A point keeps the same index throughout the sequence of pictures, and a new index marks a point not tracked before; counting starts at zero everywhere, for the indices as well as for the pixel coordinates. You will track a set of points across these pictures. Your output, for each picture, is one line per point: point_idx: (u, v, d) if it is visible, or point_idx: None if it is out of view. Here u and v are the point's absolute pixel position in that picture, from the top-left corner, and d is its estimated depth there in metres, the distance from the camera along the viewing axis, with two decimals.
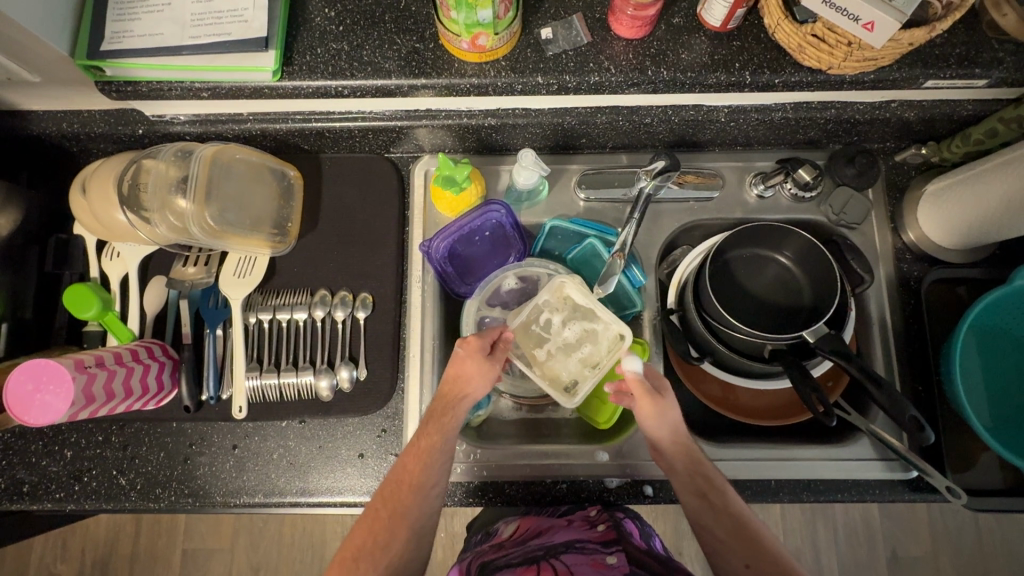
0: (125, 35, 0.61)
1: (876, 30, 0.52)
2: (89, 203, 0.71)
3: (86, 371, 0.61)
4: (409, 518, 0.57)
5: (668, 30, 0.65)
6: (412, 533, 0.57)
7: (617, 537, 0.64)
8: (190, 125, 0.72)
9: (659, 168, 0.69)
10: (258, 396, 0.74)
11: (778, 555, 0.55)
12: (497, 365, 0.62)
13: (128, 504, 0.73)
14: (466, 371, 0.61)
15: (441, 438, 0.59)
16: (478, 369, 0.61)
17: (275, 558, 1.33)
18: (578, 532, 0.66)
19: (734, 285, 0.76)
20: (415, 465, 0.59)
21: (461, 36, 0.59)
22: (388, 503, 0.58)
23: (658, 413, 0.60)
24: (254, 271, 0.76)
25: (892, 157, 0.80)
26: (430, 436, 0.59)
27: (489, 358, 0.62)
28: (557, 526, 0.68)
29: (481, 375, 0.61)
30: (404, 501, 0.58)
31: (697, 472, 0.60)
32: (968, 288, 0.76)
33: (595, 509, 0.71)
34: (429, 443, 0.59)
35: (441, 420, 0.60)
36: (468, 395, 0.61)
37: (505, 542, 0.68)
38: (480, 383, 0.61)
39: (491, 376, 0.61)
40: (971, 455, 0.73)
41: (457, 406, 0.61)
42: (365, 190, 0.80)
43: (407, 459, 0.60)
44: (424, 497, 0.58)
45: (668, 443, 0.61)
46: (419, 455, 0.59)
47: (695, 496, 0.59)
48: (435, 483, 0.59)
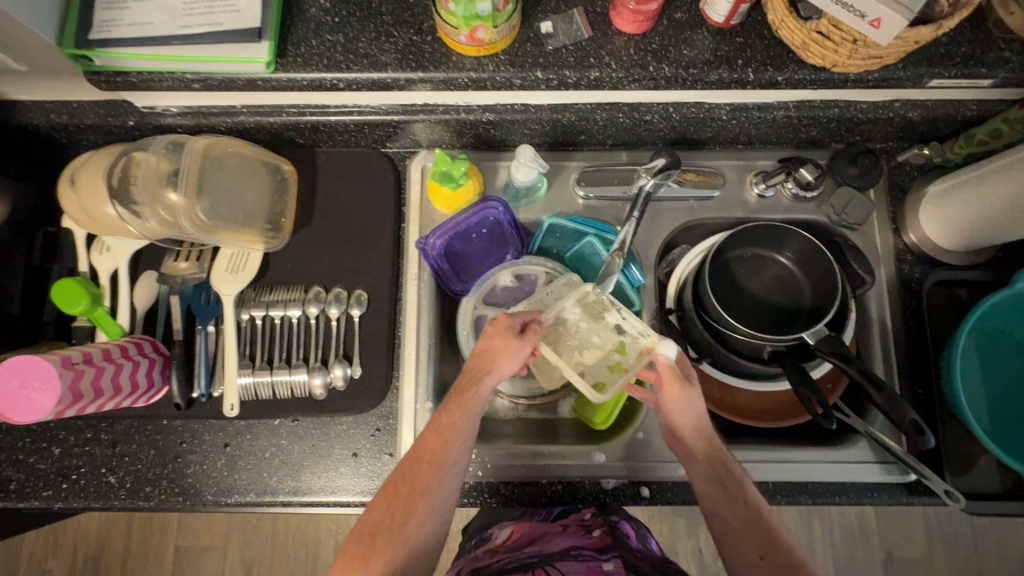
0: (115, 24, 0.60)
1: (882, 27, 0.51)
2: (78, 196, 0.69)
3: (73, 368, 0.60)
4: (428, 496, 0.57)
5: (670, 25, 0.64)
6: (434, 511, 0.57)
7: (613, 542, 0.63)
8: (182, 117, 0.71)
9: (660, 166, 0.68)
10: (250, 394, 0.73)
11: (794, 550, 0.54)
12: (525, 344, 0.59)
13: (117, 503, 0.72)
14: (493, 347, 0.60)
15: (463, 413, 0.59)
16: (505, 347, 0.59)
17: (269, 555, 1.32)
18: (574, 539, 0.65)
19: (734, 285, 0.75)
20: (437, 442, 0.58)
21: (459, 29, 0.58)
22: (407, 481, 0.58)
23: (682, 403, 0.58)
24: (246, 267, 0.75)
25: (894, 158, 0.79)
26: (452, 413, 0.59)
27: (519, 336, 0.60)
28: (552, 532, 0.67)
29: (508, 352, 0.59)
30: (423, 477, 0.58)
31: (716, 463, 0.59)
32: (969, 290, 0.76)
33: (590, 513, 0.70)
34: (451, 420, 0.59)
35: (464, 396, 0.59)
36: (494, 373, 0.59)
37: (500, 548, 0.67)
38: (508, 361, 0.59)
39: (520, 354, 0.59)
40: (970, 458, 0.73)
41: (483, 384, 0.59)
42: (361, 185, 0.79)
43: (428, 435, 0.59)
44: (443, 476, 0.58)
45: (688, 433, 0.60)
46: (444, 428, 0.59)
47: (712, 485, 0.59)
48: (456, 464, 0.58)
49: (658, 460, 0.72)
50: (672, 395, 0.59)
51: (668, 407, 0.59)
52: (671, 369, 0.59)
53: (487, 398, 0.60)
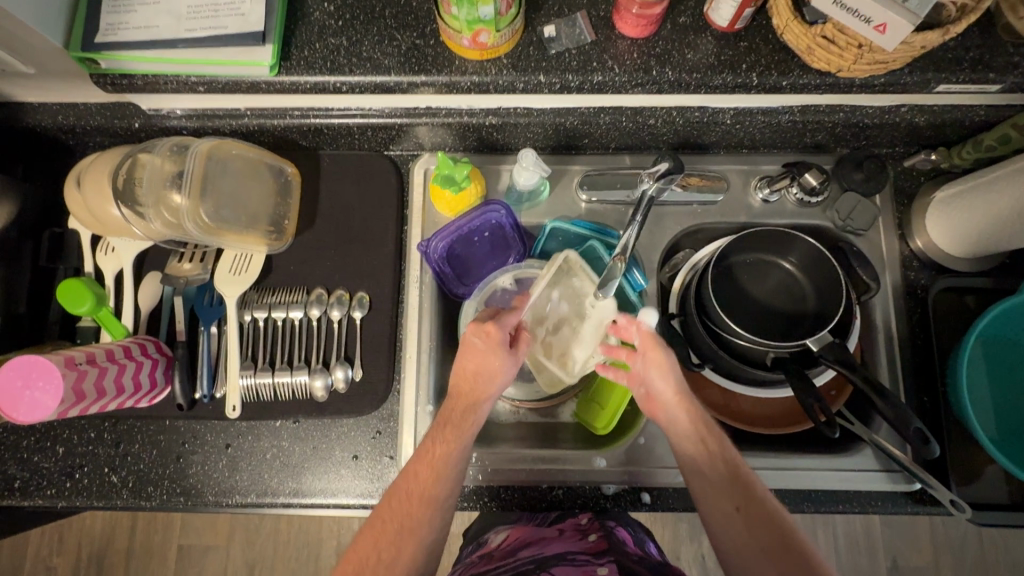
0: (121, 27, 0.60)
1: (888, 32, 0.51)
2: (85, 197, 0.70)
3: (76, 368, 0.60)
4: (417, 531, 0.55)
5: (673, 29, 0.63)
6: (425, 550, 0.55)
7: (608, 547, 0.63)
8: (187, 119, 0.71)
9: (662, 170, 0.67)
10: (252, 396, 0.73)
11: (772, 505, 0.54)
12: (515, 356, 0.62)
13: (120, 502, 0.72)
14: (488, 366, 0.61)
15: (457, 445, 0.58)
16: (501, 364, 0.61)
17: (271, 555, 1.32)
18: (570, 543, 0.64)
19: (738, 290, 0.74)
20: (427, 476, 0.57)
21: (462, 33, 0.58)
22: (395, 518, 0.56)
23: (662, 363, 0.61)
24: (250, 269, 0.75)
25: (902, 162, 0.78)
26: (443, 444, 0.58)
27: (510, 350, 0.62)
28: (548, 537, 0.66)
29: (502, 369, 0.61)
30: (412, 513, 0.56)
31: (697, 423, 0.59)
32: (976, 297, 0.75)
33: (586, 518, 0.70)
34: (444, 451, 0.58)
35: (461, 423, 0.59)
36: (489, 395, 0.61)
37: (494, 552, 0.66)
38: (501, 378, 0.61)
39: (511, 369, 0.62)
40: (976, 467, 0.72)
41: (482, 407, 0.61)
42: (364, 187, 0.79)
43: (416, 469, 0.58)
44: (434, 511, 0.56)
45: (668, 393, 0.60)
46: (434, 461, 0.57)
47: (693, 442, 0.59)
48: (448, 495, 0.57)
49: (660, 467, 0.72)
50: (653, 358, 0.61)
51: (650, 372, 0.61)
52: (650, 337, 0.61)
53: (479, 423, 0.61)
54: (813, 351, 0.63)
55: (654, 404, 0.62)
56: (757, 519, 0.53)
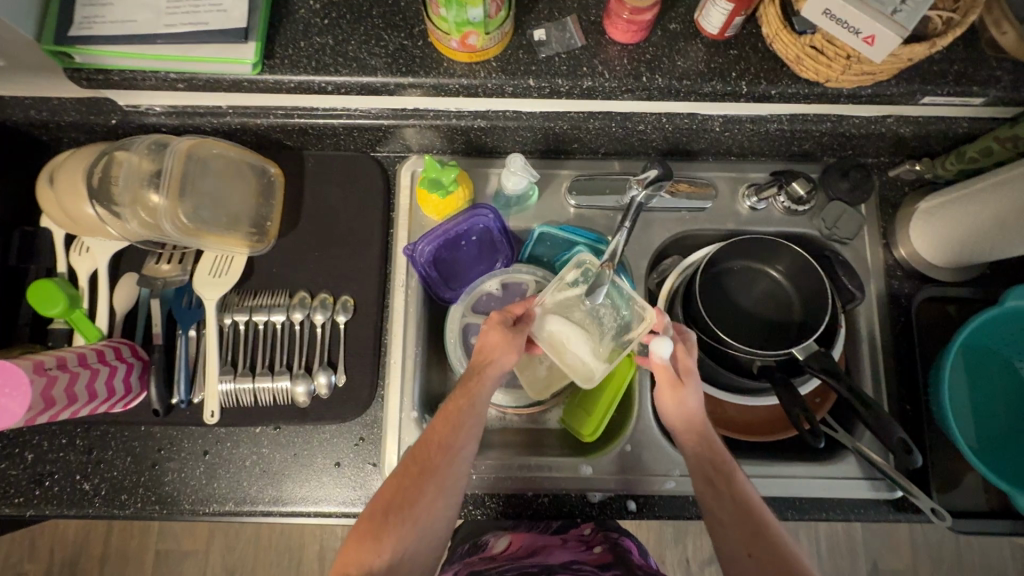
0: (97, 21, 0.58)
1: (876, 44, 0.51)
2: (58, 196, 0.68)
3: (46, 373, 0.58)
4: (438, 479, 0.53)
5: (664, 36, 0.63)
6: (446, 497, 0.53)
7: (613, 557, 0.62)
8: (166, 116, 0.69)
9: (652, 177, 0.66)
10: (231, 401, 0.71)
11: (784, 548, 0.51)
12: (523, 335, 0.61)
13: (91, 511, 0.70)
14: (490, 340, 0.60)
15: (468, 400, 0.57)
16: (504, 334, 0.60)
17: (251, 560, 1.30)
18: (575, 553, 0.64)
19: (725, 298, 0.74)
20: (443, 426, 0.56)
21: (450, 35, 0.57)
22: (417, 460, 0.54)
23: (674, 397, 0.59)
24: (230, 271, 0.73)
25: (887, 172, 0.79)
26: (456, 399, 0.57)
27: (515, 327, 0.61)
28: (551, 545, 0.66)
29: (509, 336, 0.60)
30: (432, 458, 0.54)
31: (713, 454, 0.57)
32: (958, 307, 0.76)
33: (589, 527, 0.70)
34: (458, 406, 0.57)
35: (469, 382, 0.58)
36: (495, 361, 0.59)
37: (496, 556, 0.65)
38: (511, 344, 0.60)
39: (518, 343, 0.60)
40: (956, 476, 0.73)
41: (487, 376, 0.58)
42: (350, 189, 0.77)
43: (433, 424, 0.56)
44: (454, 460, 0.54)
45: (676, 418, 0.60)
46: (450, 413, 0.56)
47: (701, 479, 0.57)
48: (466, 446, 0.55)
49: (646, 474, 0.72)
50: (664, 390, 0.59)
51: (662, 402, 0.60)
52: (665, 367, 0.58)
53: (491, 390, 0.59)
54: (799, 360, 0.64)
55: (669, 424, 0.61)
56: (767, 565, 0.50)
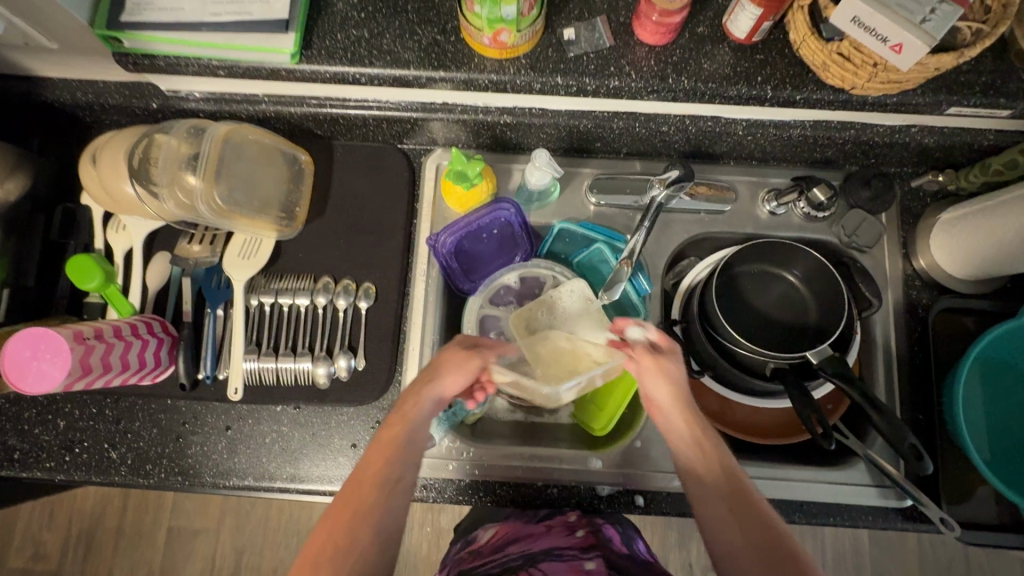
0: (146, 8, 0.61)
1: (903, 52, 0.51)
2: (99, 174, 0.71)
3: (84, 343, 0.61)
4: (372, 514, 0.53)
5: (691, 39, 0.64)
6: (381, 531, 0.52)
7: (595, 543, 0.66)
8: (205, 102, 0.72)
9: (673, 177, 0.69)
10: (255, 379, 0.74)
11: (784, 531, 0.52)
12: (476, 360, 0.62)
13: (118, 478, 0.73)
14: (442, 360, 0.62)
15: (403, 427, 0.58)
16: (446, 354, 0.63)
17: (260, 541, 1.33)
18: (557, 538, 0.66)
19: (742, 301, 0.75)
20: (380, 456, 0.56)
21: (483, 32, 0.59)
22: (351, 495, 0.54)
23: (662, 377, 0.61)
24: (259, 253, 0.76)
25: (909, 182, 0.79)
26: (392, 425, 0.58)
27: (466, 350, 0.63)
28: (536, 532, 0.68)
29: (451, 360, 0.62)
30: (366, 491, 0.54)
31: (712, 470, 0.57)
32: (976, 319, 0.76)
33: (574, 514, 0.71)
34: (393, 432, 0.58)
35: (406, 408, 0.59)
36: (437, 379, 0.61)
37: (482, 548, 0.68)
38: (449, 366, 0.61)
39: (466, 368, 0.61)
40: (966, 487, 0.73)
41: (422, 391, 0.60)
42: (376, 180, 0.79)
43: (369, 455, 0.57)
44: (390, 491, 0.54)
45: (674, 422, 0.61)
46: (385, 440, 0.57)
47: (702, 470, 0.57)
48: (402, 475, 0.56)
49: (655, 470, 0.73)
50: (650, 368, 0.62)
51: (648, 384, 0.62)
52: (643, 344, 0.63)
53: (427, 407, 0.60)
54: (813, 363, 0.65)
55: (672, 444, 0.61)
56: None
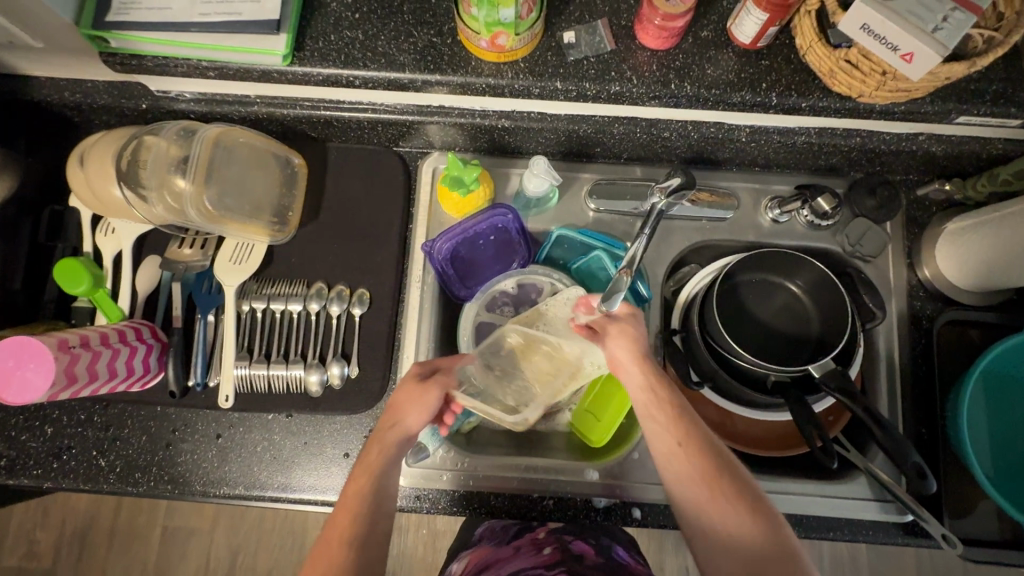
0: (133, 7, 0.59)
1: (914, 61, 0.50)
2: (87, 177, 0.69)
3: (69, 351, 0.59)
4: None
5: (694, 43, 0.62)
6: None
7: (561, 558, 0.67)
8: (195, 103, 0.70)
9: (674, 186, 0.66)
10: (246, 386, 0.72)
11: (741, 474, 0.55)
12: (435, 392, 0.60)
13: (106, 487, 0.71)
14: (401, 397, 0.59)
15: (368, 478, 0.55)
16: (405, 390, 0.60)
17: (255, 543, 1.33)
18: (526, 558, 0.68)
19: (743, 311, 0.74)
20: (345, 517, 0.53)
21: (480, 34, 0.57)
22: (319, 562, 0.50)
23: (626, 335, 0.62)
24: (251, 258, 0.74)
25: (914, 191, 0.78)
26: (356, 479, 0.55)
27: (421, 383, 0.60)
28: (506, 556, 0.70)
29: (410, 396, 0.59)
30: (333, 555, 0.50)
31: (690, 453, 0.56)
32: (981, 332, 0.74)
33: (544, 530, 0.73)
34: (357, 487, 0.54)
35: (370, 458, 0.56)
36: (400, 420, 0.58)
37: None
38: (410, 403, 0.59)
39: (424, 402, 0.59)
40: (969, 502, 0.71)
41: (386, 437, 0.57)
42: (371, 183, 0.78)
43: (333, 517, 0.53)
44: (358, 552, 0.51)
45: (645, 402, 0.59)
46: (349, 498, 0.54)
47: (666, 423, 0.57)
48: (371, 534, 0.52)
49: (652, 482, 0.72)
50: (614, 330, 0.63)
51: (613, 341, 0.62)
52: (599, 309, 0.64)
53: (392, 452, 0.57)
54: (815, 377, 0.63)
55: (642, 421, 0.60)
56: (774, 575, 0.50)
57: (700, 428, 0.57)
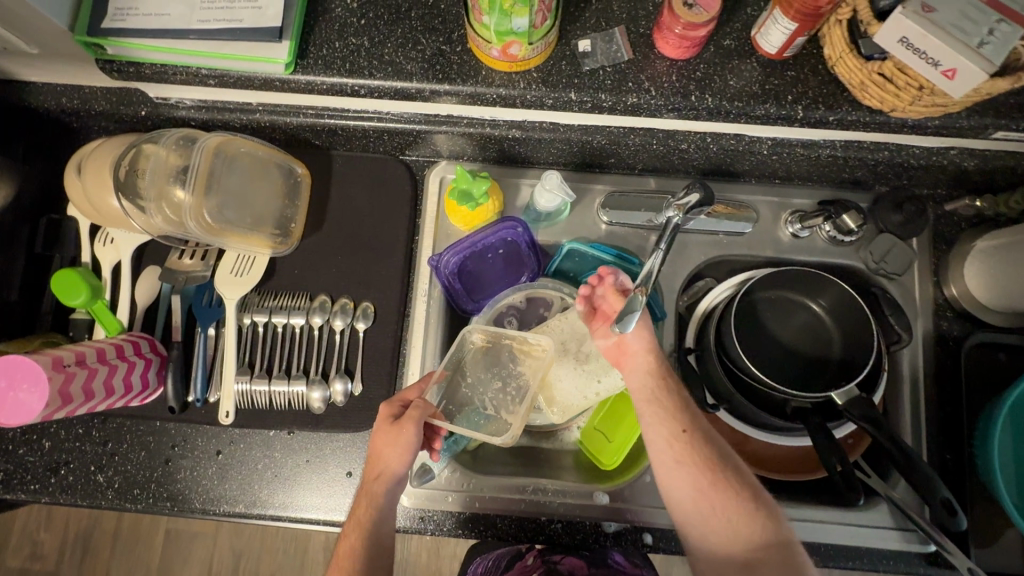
0: (130, 13, 0.57)
1: (957, 78, 0.46)
2: (85, 186, 0.67)
3: (64, 370, 0.57)
4: None
5: (716, 52, 0.59)
6: None
7: None
8: (196, 111, 0.68)
9: (693, 202, 0.61)
10: (247, 402, 0.70)
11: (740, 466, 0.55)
12: (409, 431, 0.55)
13: (104, 503, 0.70)
14: (380, 444, 0.56)
15: (359, 535, 0.54)
16: (381, 435, 0.56)
17: (258, 547, 1.32)
18: None
19: (762, 330, 0.71)
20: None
21: (492, 43, 0.54)
22: None
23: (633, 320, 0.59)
24: (252, 270, 0.72)
25: (942, 206, 0.74)
26: (347, 537, 0.54)
27: (395, 422, 0.56)
28: None
29: (387, 442, 0.55)
30: None
31: (693, 442, 0.55)
32: (1010, 354, 0.71)
33: (531, 553, 0.75)
34: (349, 545, 0.53)
35: (359, 511, 0.55)
36: (383, 471, 0.55)
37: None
38: (388, 452, 0.55)
39: (402, 443, 0.55)
40: (995, 532, 0.69)
41: (372, 491, 0.55)
42: (376, 193, 0.75)
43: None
44: None
45: (649, 390, 0.57)
46: (340, 559, 0.53)
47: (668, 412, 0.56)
48: None
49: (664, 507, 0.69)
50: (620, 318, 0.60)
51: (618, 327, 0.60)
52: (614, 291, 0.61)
53: (380, 504, 0.55)
54: (838, 404, 0.60)
55: (638, 409, 0.58)
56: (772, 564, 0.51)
57: (698, 418, 0.57)
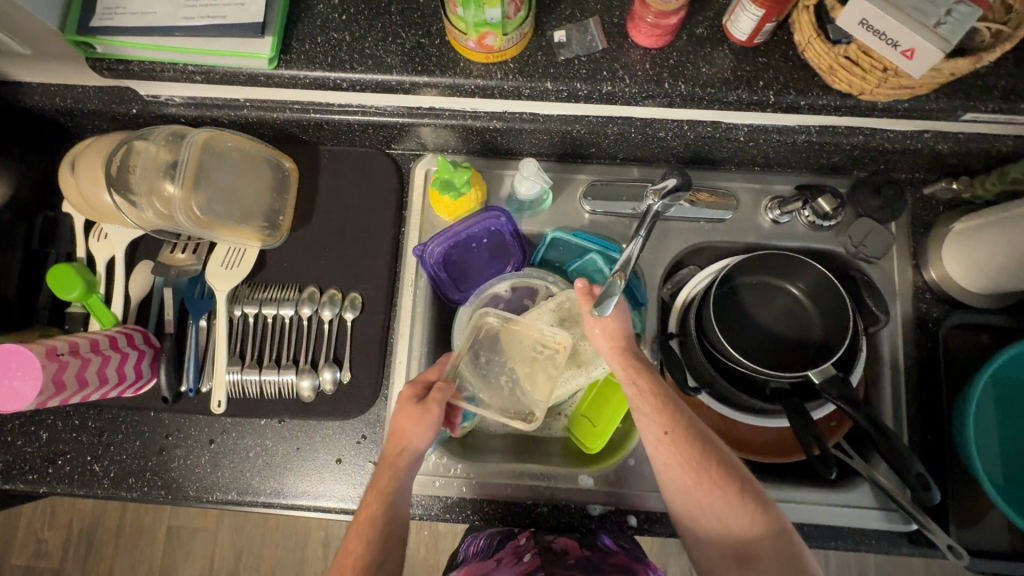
0: (118, 12, 0.59)
1: (915, 57, 0.48)
2: (78, 182, 0.69)
3: (58, 358, 0.59)
4: None
5: (689, 41, 0.61)
6: None
7: (540, 563, 0.64)
8: (186, 107, 0.69)
9: (670, 186, 0.61)
10: (238, 391, 0.72)
11: (729, 460, 0.55)
12: (430, 411, 0.57)
13: (100, 492, 0.71)
14: (401, 423, 0.57)
15: (381, 504, 0.55)
16: (403, 415, 0.57)
17: (258, 542, 1.33)
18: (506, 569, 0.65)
19: (742, 314, 0.72)
20: (357, 545, 0.53)
21: (468, 34, 0.56)
22: None
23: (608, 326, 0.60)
24: (243, 262, 0.74)
25: (920, 189, 0.75)
26: (370, 505, 0.55)
27: (421, 402, 0.58)
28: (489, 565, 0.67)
29: (412, 421, 0.57)
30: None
31: (677, 442, 0.55)
32: (988, 336, 0.72)
33: (524, 535, 0.71)
34: (370, 514, 0.55)
35: (379, 484, 0.56)
36: (407, 448, 0.57)
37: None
38: (414, 431, 0.57)
39: (427, 421, 0.57)
40: (977, 512, 0.69)
41: (395, 466, 0.56)
42: (364, 186, 0.77)
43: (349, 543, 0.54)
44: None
45: (629, 392, 0.58)
46: (360, 529, 0.54)
47: (648, 415, 0.56)
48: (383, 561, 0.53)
49: (648, 490, 0.70)
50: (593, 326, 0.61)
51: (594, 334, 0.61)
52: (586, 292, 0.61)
53: (401, 479, 0.56)
54: (815, 383, 0.61)
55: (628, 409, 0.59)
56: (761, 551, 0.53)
57: (686, 417, 0.57)
